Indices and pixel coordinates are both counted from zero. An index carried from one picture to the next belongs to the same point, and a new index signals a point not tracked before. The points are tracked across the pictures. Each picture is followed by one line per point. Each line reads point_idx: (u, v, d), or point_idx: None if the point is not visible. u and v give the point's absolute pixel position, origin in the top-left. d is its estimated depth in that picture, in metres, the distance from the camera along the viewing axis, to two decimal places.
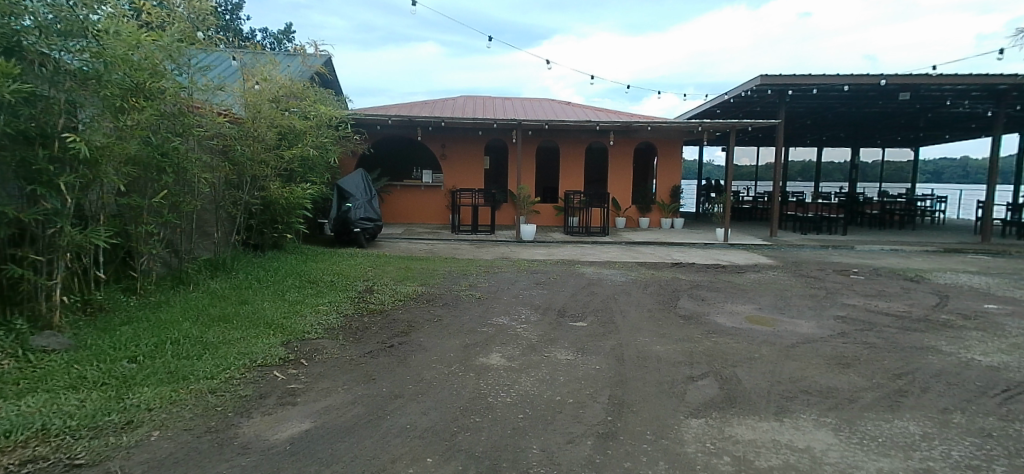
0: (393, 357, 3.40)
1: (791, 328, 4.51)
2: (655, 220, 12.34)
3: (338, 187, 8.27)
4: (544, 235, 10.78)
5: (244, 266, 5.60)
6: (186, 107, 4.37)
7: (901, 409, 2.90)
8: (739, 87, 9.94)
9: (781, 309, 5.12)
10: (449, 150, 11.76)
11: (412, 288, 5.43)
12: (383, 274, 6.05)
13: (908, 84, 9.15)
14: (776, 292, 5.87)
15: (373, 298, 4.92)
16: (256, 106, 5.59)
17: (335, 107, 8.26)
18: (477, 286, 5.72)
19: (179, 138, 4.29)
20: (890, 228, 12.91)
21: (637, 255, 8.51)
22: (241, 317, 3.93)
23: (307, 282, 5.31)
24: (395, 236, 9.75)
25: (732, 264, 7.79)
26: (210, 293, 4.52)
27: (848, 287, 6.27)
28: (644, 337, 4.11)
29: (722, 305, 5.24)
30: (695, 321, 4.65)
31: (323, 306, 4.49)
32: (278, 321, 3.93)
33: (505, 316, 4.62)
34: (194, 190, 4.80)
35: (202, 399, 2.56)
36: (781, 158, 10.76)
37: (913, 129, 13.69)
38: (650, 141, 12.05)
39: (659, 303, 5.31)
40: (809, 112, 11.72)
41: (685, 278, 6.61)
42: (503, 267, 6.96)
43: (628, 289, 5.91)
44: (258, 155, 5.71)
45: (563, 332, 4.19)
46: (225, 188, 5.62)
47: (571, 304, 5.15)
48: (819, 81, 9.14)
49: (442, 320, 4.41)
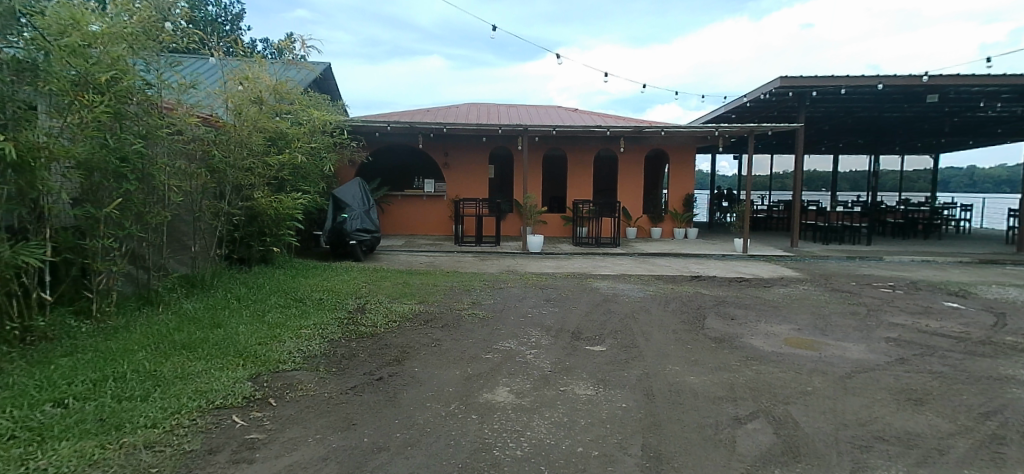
0: (380, 394, 2.86)
1: (840, 353, 3.94)
2: (668, 230, 11.76)
3: (333, 197, 7.80)
4: (552, 246, 10.24)
5: (225, 283, 5.09)
6: (155, 107, 3.90)
7: (1008, 464, 2.32)
8: (757, 89, 9.39)
9: (823, 331, 4.54)
10: (452, 158, 11.30)
11: (408, 307, 4.89)
12: (379, 290, 5.51)
13: (938, 85, 8.59)
14: (812, 310, 5.29)
15: (363, 319, 4.38)
16: (239, 108, 5.09)
17: (330, 111, 7.77)
18: (481, 304, 5.17)
19: (144, 142, 3.80)
20: (915, 237, 12.29)
21: (653, 268, 7.96)
22: (209, 344, 3.41)
23: (293, 300, 4.79)
24: (396, 249, 9.25)
25: (756, 277, 7.21)
26: (181, 315, 4.00)
27: (889, 304, 5.68)
28: (673, 366, 3.55)
29: (756, 326, 4.67)
30: (728, 345, 4.08)
31: (305, 330, 3.96)
32: (252, 349, 3.41)
33: (512, 339, 4.07)
34: (167, 200, 4.32)
35: (133, 457, 2.05)
36: (801, 164, 10.19)
37: (936, 135, 13.11)
38: (661, 147, 11.54)
39: (684, 323, 4.74)
40: (828, 116, 11.17)
41: (709, 294, 6.05)
42: (510, 282, 6.41)
43: (647, 306, 5.36)
44: (243, 161, 5.23)
45: (580, 359, 3.64)
46: (206, 197, 5.12)
47: (586, 325, 4.60)
48: (843, 82, 8.60)
49: (440, 345, 3.86)
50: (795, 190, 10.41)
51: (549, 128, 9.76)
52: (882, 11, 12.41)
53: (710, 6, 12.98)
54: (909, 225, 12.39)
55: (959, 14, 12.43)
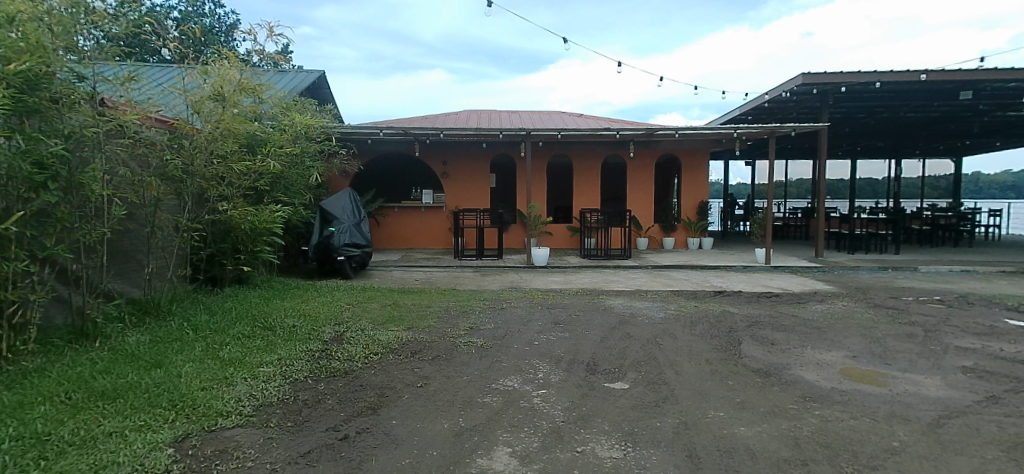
0: (342, 464, 2.19)
1: (914, 390, 3.23)
2: (681, 240, 11.08)
3: (321, 210, 7.19)
4: (559, 259, 9.54)
5: (185, 310, 4.43)
6: (85, 101, 3.29)
7: None
8: (777, 87, 8.70)
9: (883, 359, 3.82)
10: (451, 168, 10.69)
11: (395, 335, 4.20)
12: (363, 314, 4.85)
13: (973, 80, 7.91)
14: (862, 332, 4.56)
15: (339, 352, 3.72)
16: (199, 107, 4.43)
17: (316, 116, 7.18)
18: (480, 329, 4.49)
19: (70, 144, 3.18)
20: (943, 245, 11.56)
21: (670, 282, 7.25)
22: (138, 392, 2.74)
23: (260, 330, 4.12)
24: (390, 264, 8.59)
25: (786, 292, 6.47)
26: (117, 353, 3.33)
27: (947, 322, 4.93)
28: (716, 412, 2.85)
29: (802, 353, 3.95)
30: (777, 380, 3.38)
31: (265, 369, 3.28)
32: (190, 398, 2.73)
33: (515, 376, 3.38)
34: (107, 214, 3.67)
35: None
36: (825, 167, 9.49)
37: (961, 136, 12.43)
38: (672, 152, 10.89)
39: (718, 350, 4.03)
40: (849, 117, 10.52)
41: (738, 312, 5.34)
42: (513, 301, 5.71)
43: (671, 329, 4.65)
44: (208, 168, 4.58)
45: (599, 404, 2.95)
46: (164, 211, 4.46)
47: (602, 354, 3.90)
48: (870, 79, 7.95)
49: (428, 386, 3.17)
50: (818, 196, 9.71)
51: (554, 133, 9.09)
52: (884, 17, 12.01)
53: (715, 15, 12.49)
54: (936, 231, 11.65)
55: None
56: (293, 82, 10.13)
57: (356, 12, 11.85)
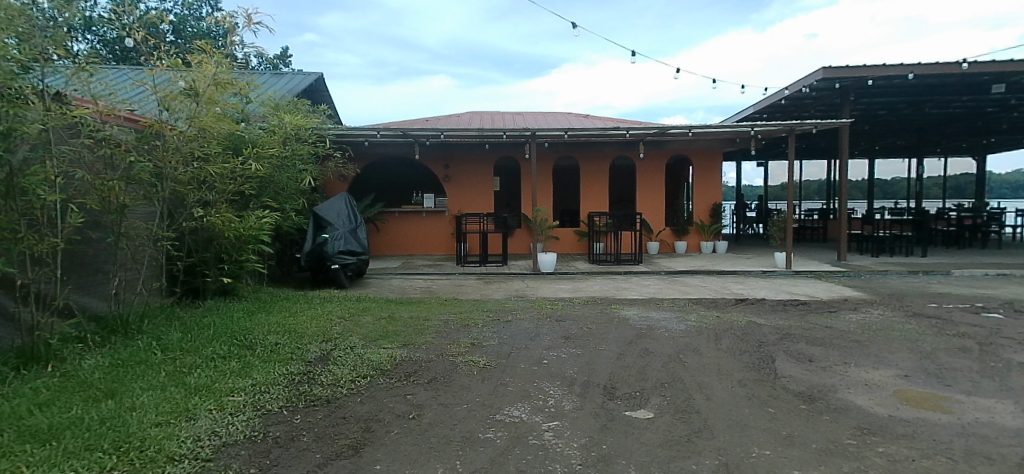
0: None
1: (988, 419, 2.75)
2: (694, 244, 10.61)
3: (314, 215, 6.78)
4: (566, 265, 9.08)
5: (158, 327, 4.03)
6: (22, 93, 2.89)
7: None
8: (796, 82, 8.24)
9: (941, 380, 3.34)
10: (452, 171, 10.30)
11: (388, 353, 3.77)
12: (355, 330, 4.40)
13: (1006, 72, 7.43)
14: (908, 346, 4.07)
15: (323, 376, 3.29)
16: (169, 102, 4.05)
17: (308, 117, 6.79)
18: (482, 346, 4.06)
19: (9, 146, 2.85)
20: (969, 247, 11.00)
21: (686, 289, 6.77)
22: (75, 431, 2.34)
23: (238, 349, 3.71)
24: (389, 272, 8.18)
25: (814, 299, 5.98)
26: (68, 380, 2.94)
27: (1000, 334, 4.44)
28: (760, 450, 2.40)
29: (846, 372, 3.48)
30: (826, 407, 2.91)
31: (234, 397, 2.87)
32: (138, 437, 2.32)
33: (522, 403, 2.94)
34: (62, 222, 3.35)
35: None
36: (846, 167, 9.00)
37: (985, 133, 11.91)
38: (684, 152, 10.40)
39: (750, 369, 3.57)
40: (869, 114, 10.03)
41: (766, 323, 4.87)
42: (519, 313, 5.26)
43: (693, 344, 4.18)
44: (182, 171, 4.20)
45: (620, 439, 2.50)
46: (133, 217, 4.08)
47: (620, 375, 3.44)
48: (894, 73, 7.48)
49: (421, 417, 2.73)
50: (838, 197, 9.22)
51: (560, 133, 8.66)
52: (887, 19, 11.66)
53: (721, 17, 12.08)
54: (961, 233, 11.13)
55: (969, 19, 11.68)
56: (288, 85, 9.77)
57: (353, 18, 11.51)
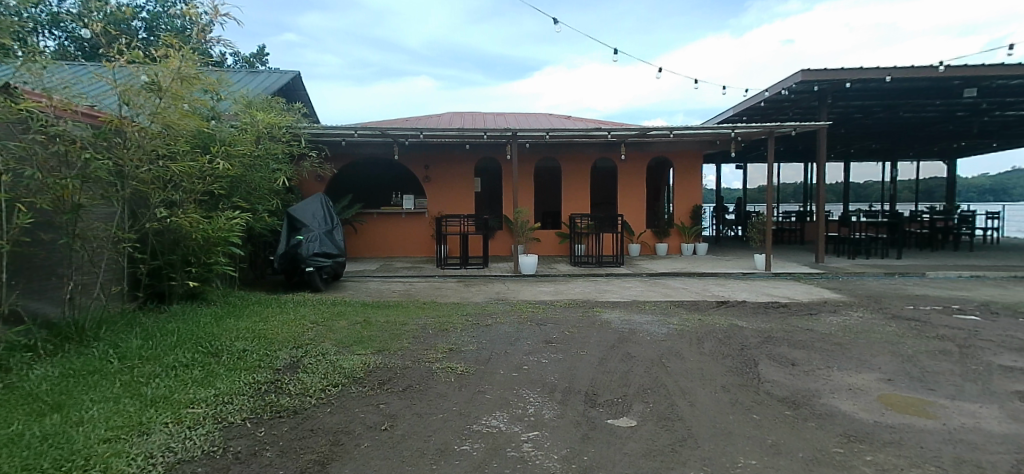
0: None
1: (972, 424, 2.72)
2: (675, 246, 10.63)
3: (288, 216, 6.56)
4: (548, 267, 8.99)
5: (117, 334, 3.81)
6: None
7: None
8: (775, 85, 8.29)
9: (924, 384, 3.32)
10: (433, 172, 10.14)
11: (361, 360, 3.62)
12: (328, 335, 4.23)
13: (978, 77, 7.57)
14: (890, 349, 4.07)
15: (291, 385, 3.12)
16: (128, 96, 3.82)
17: (282, 115, 6.58)
18: (461, 351, 3.93)
19: None
20: (942, 249, 11.23)
21: (669, 291, 6.74)
22: (11, 449, 2.14)
23: (202, 356, 3.51)
24: (367, 275, 7.99)
25: (795, 301, 5.98)
26: (11, 393, 2.72)
27: (977, 336, 4.47)
28: (747, 459, 2.32)
29: (830, 376, 3.45)
30: (811, 412, 2.86)
31: (193, 409, 2.68)
32: (83, 455, 2.13)
33: (501, 412, 2.82)
34: (7, 223, 3.15)
35: None
36: (824, 170, 9.09)
37: (956, 138, 12.20)
38: (665, 154, 10.40)
39: (733, 374, 3.51)
40: (846, 117, 10.17)
41: (748, 326, 4.83)
42: (500, 316, 5.15)
43: (676, 348, 4.11)
44: (144, 169, 3.98)
45: (603, 450, 2.40)
46: (91, 218, 3.85)
47: (602, 381, 3.35)
48: (871, 77, 7.57)
49: (394, 429, 2.59)
50: (817, 200, 9.31)
51: (542, 134, 8.58)
52: (861, 26, 11.86)
53: (703, 21, 12.16)
54: (934, 235, 11.37)
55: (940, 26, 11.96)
56: (264, 83, 9.49)
57: (333, 18, 11.29)
